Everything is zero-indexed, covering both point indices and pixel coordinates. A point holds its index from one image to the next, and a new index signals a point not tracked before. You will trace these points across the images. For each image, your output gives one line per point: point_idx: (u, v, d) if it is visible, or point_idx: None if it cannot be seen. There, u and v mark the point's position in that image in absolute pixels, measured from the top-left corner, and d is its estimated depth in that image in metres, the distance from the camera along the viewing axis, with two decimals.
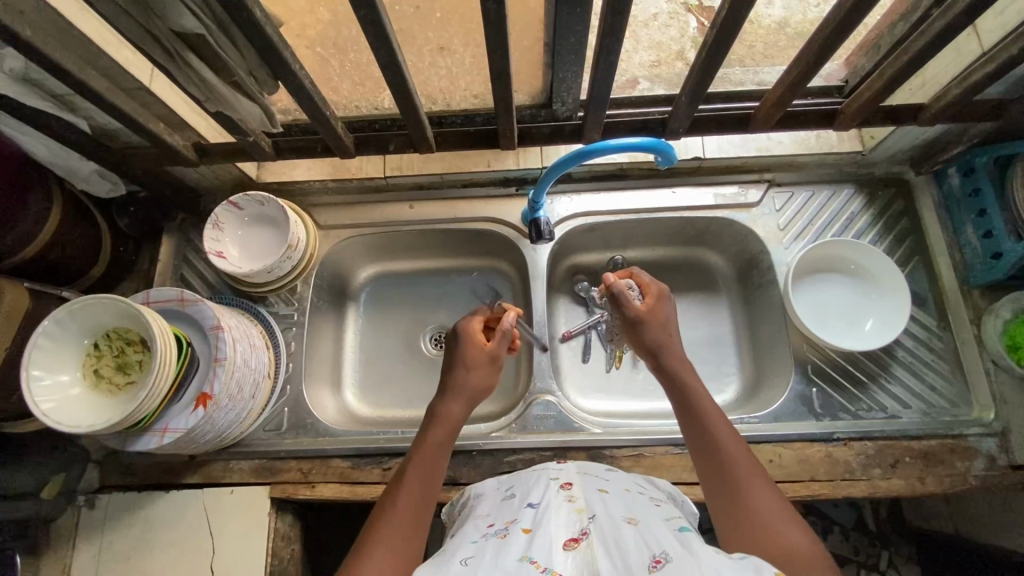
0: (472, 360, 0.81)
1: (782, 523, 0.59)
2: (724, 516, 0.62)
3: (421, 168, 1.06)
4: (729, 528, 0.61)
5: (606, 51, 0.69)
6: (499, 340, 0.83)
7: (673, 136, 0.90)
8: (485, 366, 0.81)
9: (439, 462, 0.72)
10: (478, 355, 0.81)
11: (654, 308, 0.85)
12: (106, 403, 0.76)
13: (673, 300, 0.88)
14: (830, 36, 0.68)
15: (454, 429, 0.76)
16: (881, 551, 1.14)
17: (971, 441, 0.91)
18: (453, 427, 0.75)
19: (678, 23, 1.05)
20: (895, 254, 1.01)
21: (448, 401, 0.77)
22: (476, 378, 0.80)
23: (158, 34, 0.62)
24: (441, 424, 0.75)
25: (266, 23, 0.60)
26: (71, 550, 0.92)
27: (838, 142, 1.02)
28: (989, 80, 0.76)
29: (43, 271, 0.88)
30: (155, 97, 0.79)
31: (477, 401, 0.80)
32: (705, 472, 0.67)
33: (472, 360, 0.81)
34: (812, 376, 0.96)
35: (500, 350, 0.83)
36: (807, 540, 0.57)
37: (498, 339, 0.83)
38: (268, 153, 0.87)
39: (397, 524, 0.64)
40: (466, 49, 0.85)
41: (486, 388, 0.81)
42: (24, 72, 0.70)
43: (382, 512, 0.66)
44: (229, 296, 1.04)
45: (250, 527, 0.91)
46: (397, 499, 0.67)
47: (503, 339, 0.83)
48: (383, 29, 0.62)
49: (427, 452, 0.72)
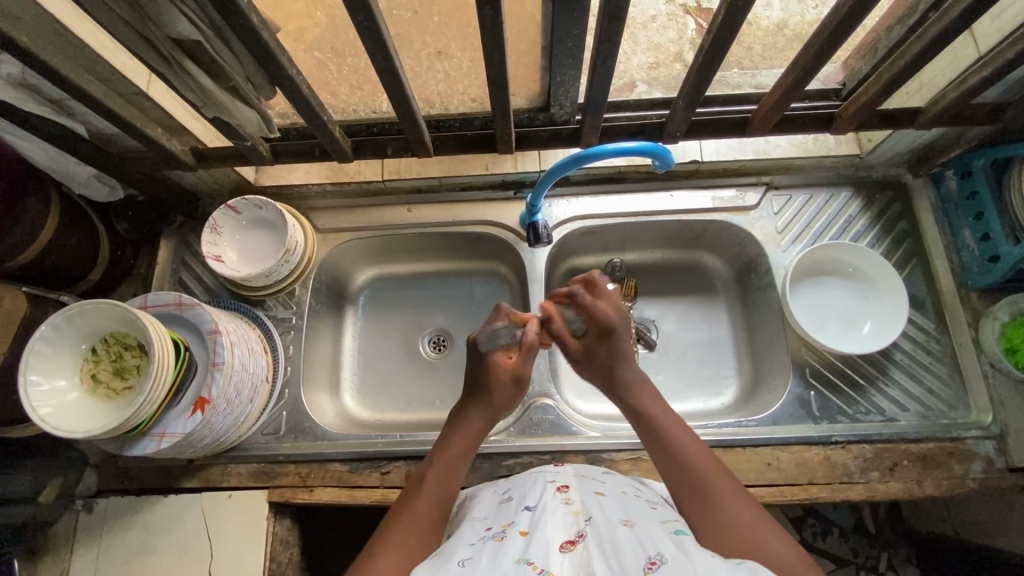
0: (500, 380, 0.76)
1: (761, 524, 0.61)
2: (700, 520, 0.63)
3: (419, 172, 1.07)
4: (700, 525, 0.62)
5: (603, 56, 0.69)
6: (527, 356, 0.78)
7: (671, 140, 0.90)
8: (511, 385, 0.77)
9: (458, 469, 0.72)
10: (504, 373, 0.77)
11: (598, 345, 0.78)
12: (104, 408, 0.76)
13: (617, 329, 0.78)
14: (827, 40, 0.68)
15: (475, 443, 0.74)
16: (881, 552, 1.15)
17: (969, 444, 0.91)
18: (473, 441, 0.74)
19: (676, 25, 1.06)
20: (893, 257, 1.01)
21: (470, 413, 0.76)
22: (500, 396, 0.76)
23: (155, 40, 0.62)
24: (463, 434, 0.74)
25: (263, 30, 0.60)
26: (69, 554, 0.92)
27: (835, 145, 1.04)
28: (985, 85, 0.76)
29: (40, 274, 0.88)
30: (152, 101, 0.79)
31: (499, 416, 0.78)
32: (671, 478, 0.67)
33: (498, 379, 0.76)
34: (811, 379, 0.96)
35: (527, 368, 0.78)
36: (779, 536, 0.60)
37: (523, 360, 0.78)
38: (265, 157, 0.87)
39: (406, 531, 0.65)
40: (464, 53, 0.88)
41: (509, 403, 0.78)
42: (20, 78, 0.70)
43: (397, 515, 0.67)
44: (226, 299, 1.03)
45: (249, 532, 0.91)
46: (410, 508, 0.67)
47: (530, 355, 0.78)
48: (380, 36, 0.62)
49: (445, 461, 0.72)
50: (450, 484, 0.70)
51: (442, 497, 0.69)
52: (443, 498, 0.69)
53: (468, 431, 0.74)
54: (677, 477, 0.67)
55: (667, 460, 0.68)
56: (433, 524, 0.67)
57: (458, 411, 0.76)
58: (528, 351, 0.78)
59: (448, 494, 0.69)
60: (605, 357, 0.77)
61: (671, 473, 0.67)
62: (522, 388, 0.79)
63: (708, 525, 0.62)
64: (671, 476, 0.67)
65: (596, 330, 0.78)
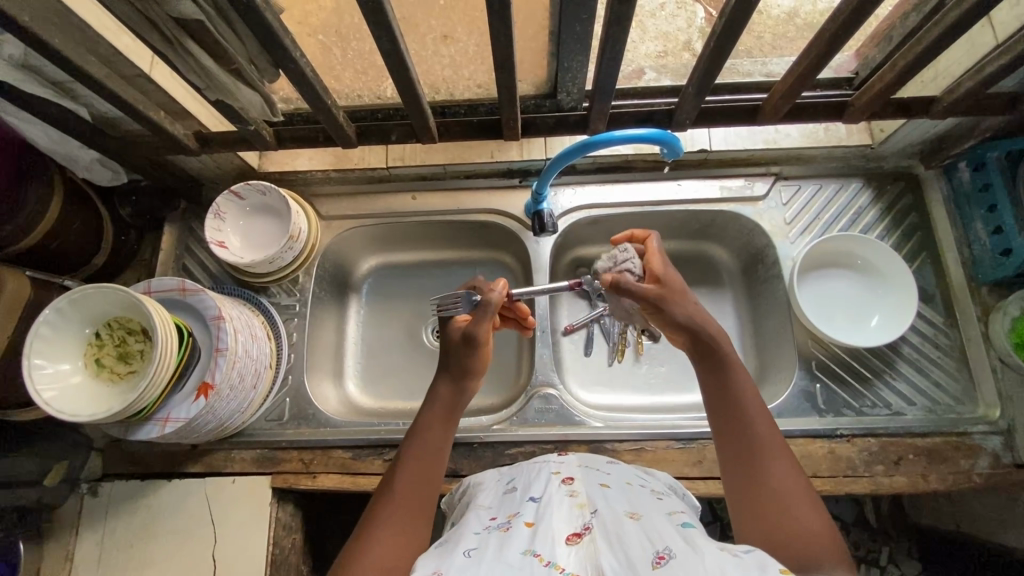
0: (452, 344, 0.76)
1: (804, 517, 0.59)
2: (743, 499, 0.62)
3: (424, 159, 1.05)
4: (745, 507, 0.62)
5: (612, 41, 0.67)
6: (478, 316, 0.75)
7: (679, 128, 0.89)
8: (462, 345, 0.75)
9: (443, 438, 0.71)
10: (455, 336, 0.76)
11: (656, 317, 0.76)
12: (108, 393, 0.76)
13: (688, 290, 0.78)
14: (843, 26, 0.67)
15: (451, 416, 0.73)
16: (882, 546, 1.14)
17: (976, 439, 0.90)
18: (449, 412, 0.73)
19: (686, 13, 1.04)
20: (903, 249, 1.00)
21: (440, 381, 0.75)
22: (455, 358, 0.75)
23: (156, 20, 0.61)
24: (435, 404, 0.73)
25: (265, 9, 0.59)
26: (74, 537, 0.93)
27: (847, 135, 1.02)
28: (1004, 73, 0.75)
29: (45, 259, 0.87)
30: (155, 84, 0.78)
31: (470, 383, 0.76)
32: (730, 444, 0.66)
33: (449, 342, 0.77)
34: (816, 372, 0.96)
35: (481, 328, 0.74)
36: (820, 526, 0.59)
37: (479, 315, 0.75)
38: (269, 142, 0.86)
39: (404, 503, 0.65)
40: (470, 37, 0.82)
41: (478, 365, 0.75)
42: (23, 59, 0.69)
43: (387, 485, 0.68)
44: (230, 285, 1.03)
45: (251, 517, 0.92)
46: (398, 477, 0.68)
47: (483, 315, 0.75)
48: (384, 16, 0.61)
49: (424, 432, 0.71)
50: (436, 450, 0.70)
51: (429, 467, 0.69)
52: (430, 465, 0.69)
53: (440, 403, 0.73)
54: (733, 449, 0.66)
55: (732, 434, 0.67)
56: (421, 499, 0.67)
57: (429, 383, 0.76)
58: (483, 313, 0.75)
59: (436, 462, 0.69)
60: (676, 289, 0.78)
61: (729, 447, 0.66)
62: (479, 348, 0.74)
63: (744, 510, 0.62)
64: (729, 454, 0.66)
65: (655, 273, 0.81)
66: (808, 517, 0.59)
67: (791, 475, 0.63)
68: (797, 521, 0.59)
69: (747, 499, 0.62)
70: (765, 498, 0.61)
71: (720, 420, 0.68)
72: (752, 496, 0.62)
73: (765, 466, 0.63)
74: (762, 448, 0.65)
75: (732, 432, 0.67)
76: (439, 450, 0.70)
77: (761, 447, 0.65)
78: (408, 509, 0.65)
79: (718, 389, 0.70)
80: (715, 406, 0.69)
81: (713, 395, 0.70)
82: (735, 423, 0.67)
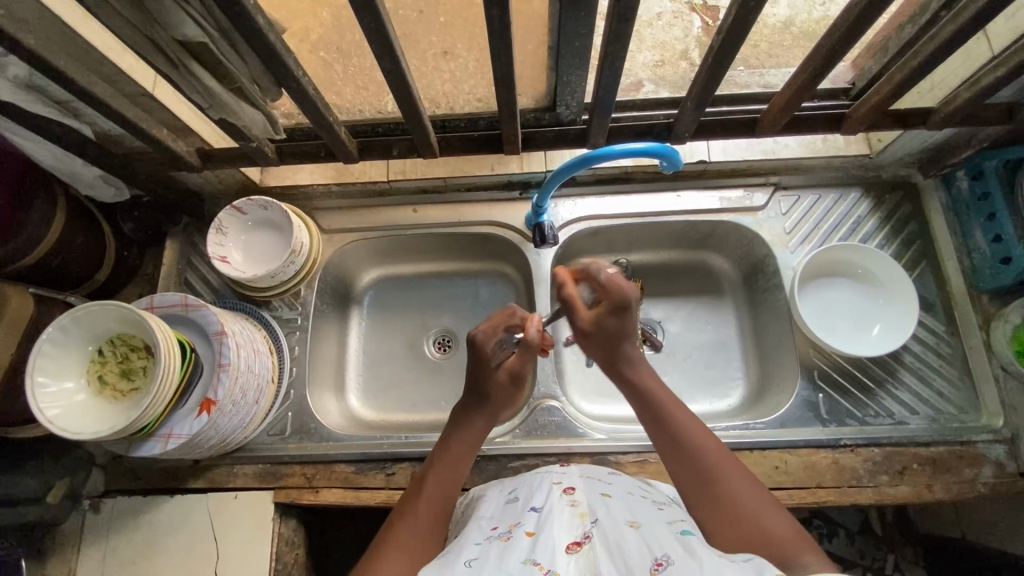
0: (496, 383, 0.77)
1: (770, 515, 0.61)
2: (714, 517, 0.63)
3: (425, 172, 1.07)
4: (717, 525, 0.62)
5: (611, 57, 0.68)
6: (524, 355, 0.79)
7: (678, 141, 0.89)
8: (506, 384, 0.78)
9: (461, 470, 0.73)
10: (500, 376, 0.78)
11: (586, 344, 0.79)
12: (110, 410, 0.76)
13: (632, 338, 0.76)
14: (840, 41, 0.67)
15: (477, 443, 0.76)
16: (887, 555, 1.13)
17: (980, 447, 0.90)
18: (474, 443, 0.75)
19: (682, 23, 1.06)
20: (903, 257, 1.01)
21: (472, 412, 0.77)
22: (498, 398, 0.78)
23: (162, 43, 0.62)
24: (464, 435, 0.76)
25: (270, 32, 0.60)
26: (76, 554, 0.92)
27: (845, 145, 1.03)
28: (1000, 84, 0.75)
29: (47, 275, 0.88)
30: (159, 103, 0.79)
31: (500, 415, 0.80)
32: (683, 467, 0.67)
33: (494, 384, 0.77)
34: (819, 382, 0.96)
35: (525, 367, 0.79)
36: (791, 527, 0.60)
37: (523, 355, 0.78)
38: (271, 157, 0.87)
39: (418, 526, 0.66)
40: (470, 53, 0.83)
41: (513, 399, 0.81)
42: (27, 80, 0.70)
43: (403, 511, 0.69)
44: (232, 299, 1.03)
45: (254, 532, 0.91)
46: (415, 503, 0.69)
47: (528, 354, 0.79)
48: (387, 38, 0.61)
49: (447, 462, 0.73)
50: (453, 484, 0.71)
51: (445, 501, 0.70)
52: (450, 494, 0.71)
53: (472, 432, 0.76)
54: (688, 473, 0.67)
55: (676, 454, 0.68)
56: (435, 524, 0.67)
57: (461, 412, 0.78)
58: (525, 349, 0.79)
59: (449, 500, 0.70)
60: (614, 332, 0.76)
61: (683, 469, 0.67)
62: (521, 384, 0.80)
63: (714, 521, 0.62)
64: (684, 477, 0.67)
65: (610, 303, 0.76)
66: (774, 515, 0.61)
67: (742, 477, 0.65)
68: (763, 517, 0.61)
69: (716, 511, 0.63)
70: (728, 505, 0.63)
71: (660, 440, 0.70)
72: (716, 508, 0.63)
73: (717, 473, 0.65)
74: (715, 463, 0.66)
75: (680, 454, 0.68)
76: (457, 483, 0.72)
77: (709, 455, 0.67)
78: (421, 528, 0.66)
79: (651, 414, 0.72)
80: (654, 429, 0.71)
81: (650, 417, 0.72)
82: (679, 445, 0.68)
